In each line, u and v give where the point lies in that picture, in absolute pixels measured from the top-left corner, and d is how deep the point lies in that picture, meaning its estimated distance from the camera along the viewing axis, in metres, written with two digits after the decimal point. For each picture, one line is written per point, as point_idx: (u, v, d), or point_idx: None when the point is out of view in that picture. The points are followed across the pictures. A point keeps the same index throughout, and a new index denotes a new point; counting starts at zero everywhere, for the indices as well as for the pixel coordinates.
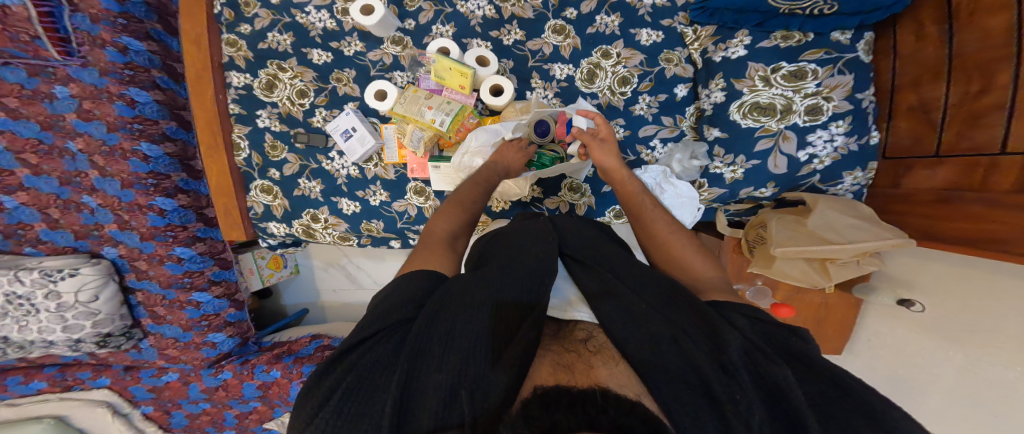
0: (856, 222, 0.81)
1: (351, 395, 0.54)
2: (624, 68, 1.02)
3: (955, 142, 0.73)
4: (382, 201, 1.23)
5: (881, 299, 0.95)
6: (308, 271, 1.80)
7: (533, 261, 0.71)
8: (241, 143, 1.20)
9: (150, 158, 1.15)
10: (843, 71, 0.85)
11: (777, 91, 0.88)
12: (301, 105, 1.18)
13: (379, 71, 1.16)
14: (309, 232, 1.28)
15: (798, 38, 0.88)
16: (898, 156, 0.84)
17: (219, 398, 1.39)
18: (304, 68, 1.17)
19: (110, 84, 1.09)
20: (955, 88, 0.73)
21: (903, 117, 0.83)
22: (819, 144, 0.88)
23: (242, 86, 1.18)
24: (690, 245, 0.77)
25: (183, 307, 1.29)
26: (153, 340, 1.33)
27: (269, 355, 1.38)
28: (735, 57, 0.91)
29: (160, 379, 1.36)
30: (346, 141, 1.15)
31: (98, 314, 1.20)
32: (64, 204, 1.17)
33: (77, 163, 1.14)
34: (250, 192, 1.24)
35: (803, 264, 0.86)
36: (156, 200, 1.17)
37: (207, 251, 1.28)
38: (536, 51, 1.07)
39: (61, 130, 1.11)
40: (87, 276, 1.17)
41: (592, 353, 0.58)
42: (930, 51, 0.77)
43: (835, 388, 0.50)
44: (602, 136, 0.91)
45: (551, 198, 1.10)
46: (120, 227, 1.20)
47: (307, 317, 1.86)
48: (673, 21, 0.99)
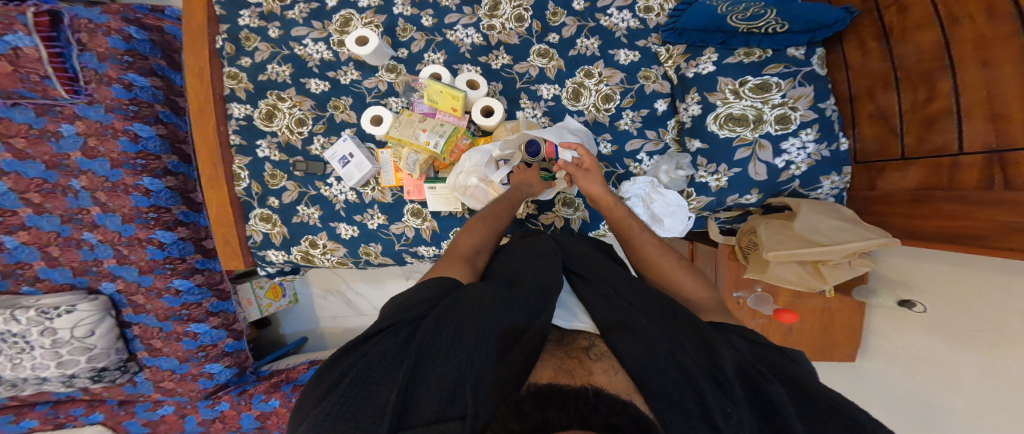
0: (840, 224, 0.82)
1: (361, 381, 0.55)
2: (606, 87, 1.06)
3: (916, 146, 0.77)
4: (380, 224, 1.24)
5: (883, 302, 0.96)
6: (307, 299, 1.80)
7: (544, 272, 0.74)
8: (243, 173, 1.22)
9: (152, 193, 1.17)
10: (803, 83, 0.90)
11: (748, 102, 0.92)
12: (300, 133, 1.22)
13: (375, 98, 1.20)
14: (308, 257, 1.29)
15: (759, 53, 0.93)
16: (869, 160, 0.87)
17: (215, 432, 1.37)
18: (302, 97, 1.20)
19: (116, 121, 1.13)
20: (904, 95, 0.78)
21: (866, 124, 0.87)
22: (793, 150, 0.91)
23: (242, 117, 1.21)
24: (677, 267, 0.80)
25: (180, 339, 1.29)
26: (148, 373, 1.32)
27: (267, 384, 1.39)
28: (705, 72, 0.95)
29: (155, 412, 1.36)
30: (343, 167, 1.18)
31: (93, 350, 1.20)
32: (65, 241, 1.19)
33: (80, 200, 1.17)
34: (250, 220, 1.25)
35: (796, 267, 0.86)
36: (156, 233, 1.19)
37: (206, 282, 1.29)
38: (523, 73, 1.10)
39: (66, 170, 1.15)
40: (84, 312, 1.18)
41: (594, 360, 0.59)
42: (876, 64, 0.83)
43: (828, 404, 0.50)
44: (585, 166, 0.92)
45: (546, 214, 1.11)
46: (119, 261, 1.21)
47: (306, 345, 1.83)
48: (647, 42, 1.04)
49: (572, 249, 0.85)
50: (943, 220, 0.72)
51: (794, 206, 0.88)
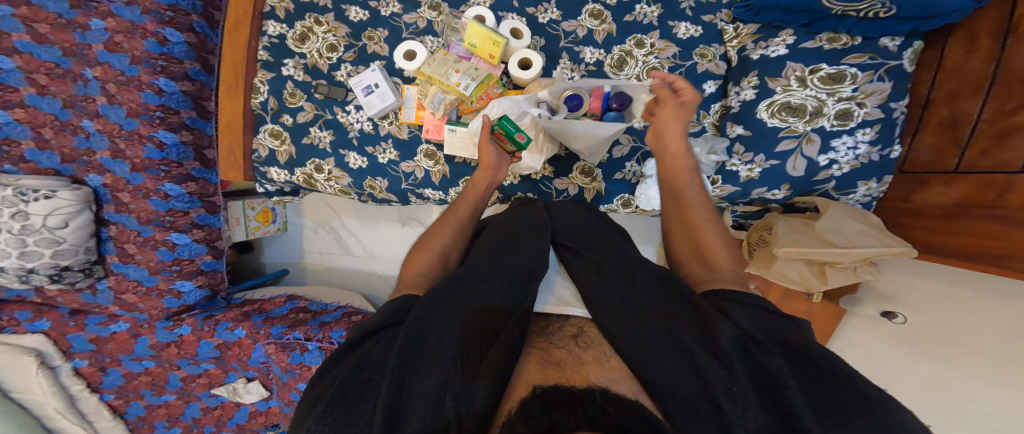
0: (864, 229, 0.83)
1: (344, 398, 0.55)
2: (656, 59, 1.03)
3: (976, 160, 0.74)
4: (390, 160, 1.23)
5: (868, 311, 1.01)
6: (297, 229, 1.79)
7: (522, 260, 0.72)
8: (263, 87, 1.20)
9: (165, 93, 1.13)
10: (882, 78, 0.86)
11: (811, 92, 0.88)
12: (329, 58, 1.19)
13: (411, 34, 1.17)
14: (309, 181, 1.27)
15: (845, 41, 0.87)
16: (916, 171, 0.86)
17: (167, 356, 1.38)
18: (339, 24, 1.18)
19: (149, 23, 1.09)
20: (990, 105, 0.73)
21: (931, 131, 0.83)
22: (842, 150, 0.89)
23: (276, 35, 1.19)
24: (721, 237, 0.75)
25: (157, 248, 1.26)
26: (113, 282, 1.30)
27: (237, 313, 1.38)
28: (775, 56, 0.91)
29: (106, 328, 1.34)
30: (366, 96, 1.15)
31: (62, 244, 1.18)
32: (61, 125, 1.16)
33: (88, 89, 1.14)
34: (258, 134, 1.23)
35: (802, 267, 0.90)
36: (158, 132, 1.16)
37: (197, 192, 1.28)
38: (570, 32, 1.07)
39: (83, 59, 1.12)
40: (63, 200, 1.15)
41: (583, 349, 0.60)
42: (975, 65, 0.77)
43: (825, 369, 0.52)
44: (682, 97, 0.83)
45: (561, 179, 1.11)
46: (113, 155, 1.19)
47: (286, 278, 1.86)
48: (715, 17, 0.99)
49: (564, 224, 0.84)
50: (966, 239, 0.75)
51: (822, 206, 0.88)
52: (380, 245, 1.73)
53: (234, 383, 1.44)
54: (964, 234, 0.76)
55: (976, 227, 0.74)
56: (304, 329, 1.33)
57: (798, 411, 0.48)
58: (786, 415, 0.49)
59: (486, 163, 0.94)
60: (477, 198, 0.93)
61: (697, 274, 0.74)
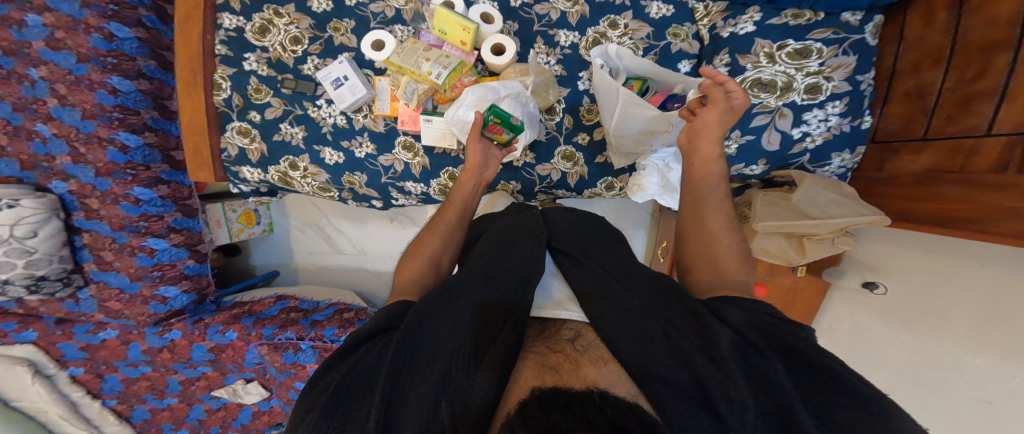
0: (838, 199, 0.86)
1: (336, 404, 0.55)
2: (631, 40, 1.02)
3: (942, 127, 0.76)
4: (368, 154, 1.20)
5: (849, 282, 0.98)
6: (283, 230, 1.74)
7: (518, 265, 0.72)
8: (225, 84, 1.14)
9: (120, 92, 1.08)
10: (847, 52, 0.88)
11: (780, 68, 0.90)
12: (294, 51, 1.14)
13: (380, 24, 1.14)
14: (286, 179, 1.24)
15: (808, 17, 0.89)
16: (886, 140, 0.88)
17: (162, 361, 1.35)
18: (301, 15, 1.13)
19: (90, 17, 1.02)
20: (951, 74, 0.75)
21: (897, 102, 0.85)
22: (813, 122, 0.92)
23: (233, 28, 1.13)
24: (736, 247, 0.75)
25: (134, 254, 1.21)
26: (95, 290, 1.24)
27: (226, 316, 1.34)
28: (743, 33, 0.92)
29: (96, 335, 1.29)
30: (336, 89, 1.11)
31: (33, 253, 1.12)
32: (14, 130, 1.09)
33: (36, 90, 1.07)
34: (226, 132, 1.18)
35: (780, 240, 0.92)
36: (118, 134, 1.10)
37: (170, 195, 1.23)
38: (544, 15, 1.05)
39: (24, 58, 1.04)
40: (27, 209, 1.09)
41: (579, 352, 0.60)
42: (934, 39, 0.78)
43: (823, 372, 0.53)
44: (733, 102, 0.78)
45: (544, 165, 1.10)
46: (74, 159, 1.12)
47: (278, 279, 1.81)
48: None
49: (563, 230, 0.85)
50: (936, 205, 0.76)
51: (798, 178, 0.90)
52: (371, 243, 1.70)
53: (233, 385, 1.43)
54: (933, 200, 0.76)
55: (941, 192, 0.75)
56: (296, 328, 1.32)
57: (798, 415, 0.48)
58: (783, 417, 0.49)
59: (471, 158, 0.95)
60: (467, 197, 0.94)
61: (704, 280, 0.73)
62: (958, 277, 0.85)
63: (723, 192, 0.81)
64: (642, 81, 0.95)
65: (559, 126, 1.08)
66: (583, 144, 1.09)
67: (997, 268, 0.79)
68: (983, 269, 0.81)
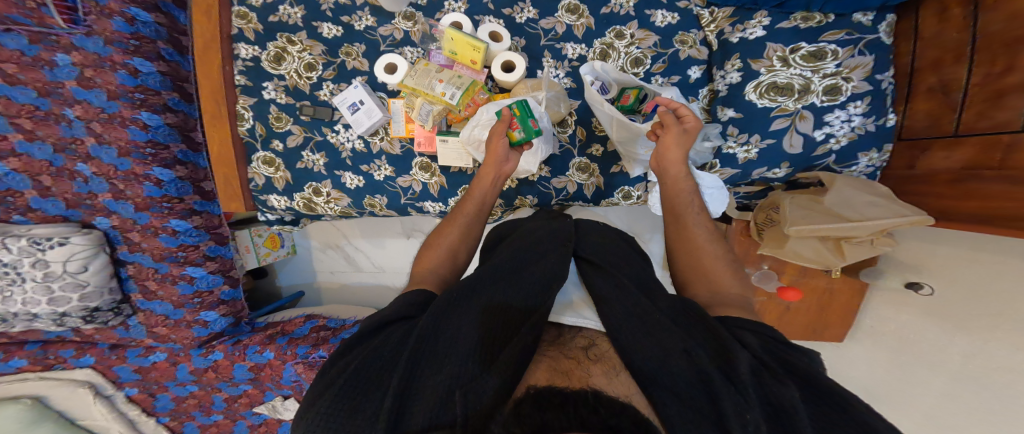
0: (874, 200, 0.82)
1: (355, 386, 0.57)
2: (638, 50, 1.02)
3: (975, 122, 0.73)
4: (387, 176, 1.22)
5: (890, 283, 1.00)
6: (307, 252, 1.80)
7: (545, 268, 0.71)
8: (246, 114, 1.21)
9: (149, 128, 1.12)
10: (863, 52, 0.85)
11: (796, 71, 0.87)
12: (309, 78, 1.18)
13: (390, 46, 1.17)
14: (310, 206, 1.28)
15: (818, 19, 0.86)
16: (913, 138, 0.84)
17: (208, 380, 1.40)
18: (313, 42, 1.17)
19: (114, 54, 1.06)
20: (977, 69, 0.72)
21: (921, 100, 0.82)
22: (836, 124, 0.88)
23: (249, 58, 1.19)
24: (725, 262, 0.74)
25: (176, 282, 1.27)
26: (142, 317, 1.31)
27: (262, 336, 1.38)
28: (753, 38, 0.90)
29: (147, 358, 1.36)
30: (352, 114, 1.14)
31: (86, 286, 1.19)
32: (56, 171, 1.15)
33: (74, 130, 1.12)
34: (252, 163, 1.24)
35: (816, 243, 0.89)
36: (153, 170, 1.15)
37: (204, 225, 1.27)
38: (549, 29, 1.06)
39: (59, 98, 1.09)
40: (78, 246, 1.15)
41: (592, 362, 0.58)
42: (952, 35, 0.76)
43: (839, 410, 0.49)
44: (687, 124, 0.82)
45: (558, 178, 1.10)
46: (115, 196, 1.17)
47: (303, 299, 1.86)
48: (689, 4, 0.98)
49: (591, 236, 0.83)
50: (978, 202, 0.72)
51: (828, 181, 0.87)
52: (392, 263, 1.73)
53: (272, 402, 1.46)
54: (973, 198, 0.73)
55: (983, 188, 0.71)
56: (328, 347, 1.32)
57: None
58: None
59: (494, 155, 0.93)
60: (487, 191, 0.93)
61: (700, 298, 0.71)
62: (1011, 273, 0.80)
63: (700, 207, 0.81)
64: (632, 90, 0.96)
65: (572, 138, 1.08)
66: (596, 154, 1.08)
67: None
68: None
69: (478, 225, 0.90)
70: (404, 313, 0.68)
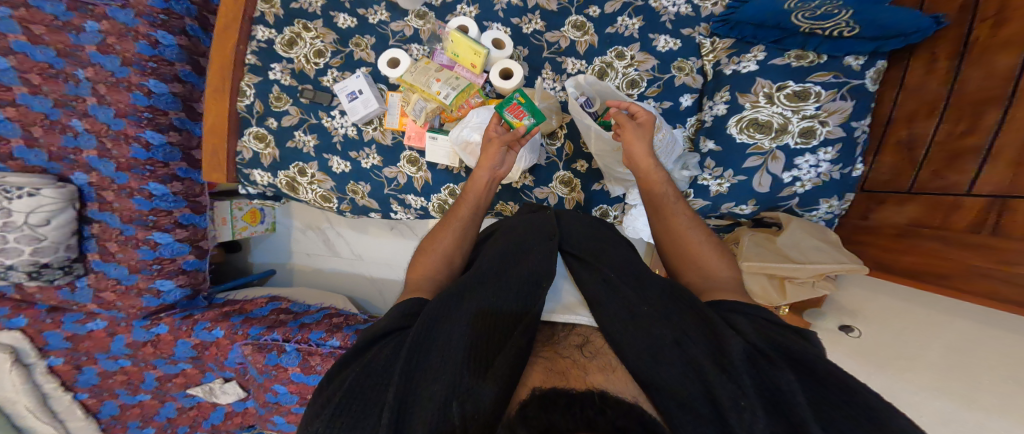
0: (820, 245, 0.86)
1: (350, 400, 0.56)
2: (636, 72, 1.04)
3: (927, 181, 0.76)
4: (374, 165, 1.22)
5: (826, 324, 1.00)
6: (286, 231, 1.78)
7: (533, 270, 0.71)
8: (249, 91, 1.21)
9: (154, 94, 1.16)
10: (845, 97, 0.86)
11: (777, 109, 0.89)
12: (316, 63, 1.20)
13: (398, 42, 1.18)
14: (293, 185, 1.26)
15: (811, 59, 0.88)
16: (874, 190, 0.88)
17: (144, 356, 1.31)
18: (327, 30, 1.19)
19: (140, 25, 1.11)
20: (943, 127, 0.75)
21: (889, 152, 0.85)
22: (804, 167, 0.91)
23: (264, 40, 1.20)
24: (707, 243, 0.76)
25: (138, 247, 1.24)
26: (93, 279, 1.26)
27: (216, 313, 1.31)
28: (746, 71, 0.92)
29: (84, 326, 1.28)
30: (350, 101, 1.15)
31: (42, 241, 1.14)
32: (50, 124, 1.15)
33: (79, 89, 1.14)
34: (243, 137, 1.23)
35: (763, 280, 0.90)
36: (145, 132, 1.17)
37: (183, 192, 1.27)
38: (553, 43, 1.09)
39: (76, 60, 1.12)
40: (46, 199, 1.13)
41: (589, 358, 0.59)
42: (933, 87, 0.77)
43: (839, 391, 0.50)
44: (638, 120, 0.84)
45: (541, 189, 1.11)
46: (99, 154, 1.18)
47: (273, 278, 1.83)
48: (694, 31, 1.00)
49: (573, 227, 0.81)
50: (913, 256, 0.77)
51: (785, 221, 0.91)
52: (369, 251, 1.71)
53: (210, 384, 1.36)
54: (915, 253, 0.77)
55: (916, 245, 0.77)
56: (284, 330, 1.26)
57: (808, 426, 0.47)
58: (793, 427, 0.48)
59: (488, 160, 0.90)
60: (481, 196, 0.91)
61: (694, 283, 0.73)
62: None
63: (675, 195, 0.82)
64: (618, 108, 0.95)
65: (559, 152, 1.10)
66: (581, 170, 1.10)
67: (965, 322, 0.79)
68: (953, 320, 0.80)
69: (474, 226, 0.88)
70: (398, 323, 0.67)
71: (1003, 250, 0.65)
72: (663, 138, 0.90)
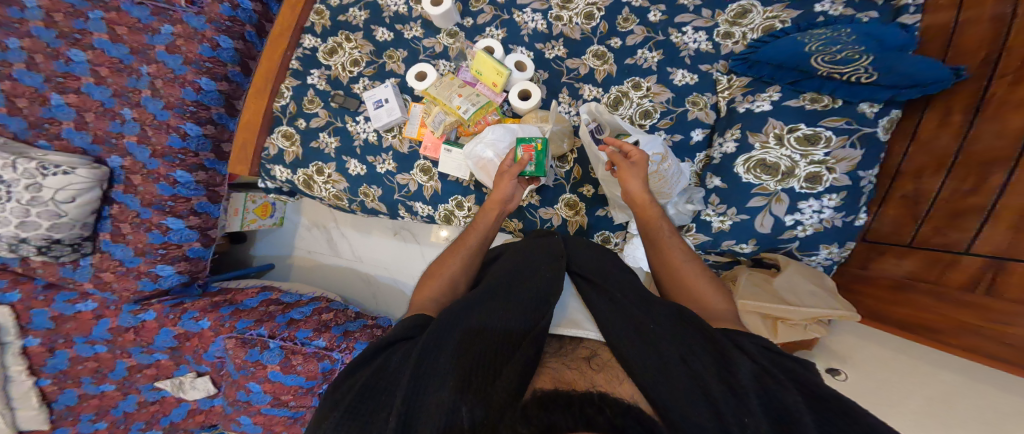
0: (815, 290, 0.84)
1: (357, 406, 0.54)
2: (650, 103, 1.05)
3: (928, 237, 0.76)
4: (388, 171, 1.24)
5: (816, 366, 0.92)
6: (292, 226, 1.81)
7: (541, 284, 0.70)
8: (287, 92, 1.27)
9: (203, 91, 1.24)
10: (856, 145, 0.85)
11: (786, 152, 0.88)
12: (350, 71, 1.25)
13: (427, 57, 1.23)
14: (309, 183, 1.29)
15: (826, 102, 0.87)
16: (875, 241, 0.86)
17: (122, 342, 1.31)
18: (365, 42, 1.25)
19: (208, 30, 1.22)
20: (949, 182, 0.74)
21: (894, 204, 0.84)
22: (807, 212, 0.89)
23: (309, 48, 1.28)
24: (703, 278, 0.74)
25: (150, 230, 1.27)
26: (97, 259, 1.28)
27: (206, 303, 1.32)
28: (759, 110, 0.92)
29: (73, 306, 1.30)
30: (375, 109, 1.19)
31: (62, 217, 1.19)
32: (104, 111, 1.24)
33: (138, 82, 1.23)
34: (273, 134, 1.28)
35: (756, 319, 0.86)
36: (186, 124, 1.23)
37: (205, 181, 1.31)
38: (573, 69, 1.13)
39: (144, 57, 1.22)
40: (79, 178, 1.18)
41: (596, 371, 0.55)
42: (943, 142, 0.76)
43: (840, 413, 0.47)
44: (631, 159, 0.84)
45: (546, 209, 1.12)
46: (139, 140, 1.25)
47: (270, 273, 1.84)
48: (711, 68, 1.02)
49: (582, 254, 0.80)
50: (908, 312, 0.76)
51: (783, 264, 0.90)
52: (370, 253, 1.71)
53: (180, 378, 1.33)
54: (907, 306, 0.77)
55: (914, 300, 0.76)
56: (271, 325, 1.26)
57: None
58: None
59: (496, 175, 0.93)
60: (490, 225, 0.91)
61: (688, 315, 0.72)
62: None
63: (671, 229, 0.82)
64: (626, 136, 0.96)
65: (568, 175, 1.11)
66: (587, 195, 1.10)
67: (950, 374, 0.72)
68: (939, 372, 0.74)
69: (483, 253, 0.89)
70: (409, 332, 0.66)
71: (993, 310, 0.65)
72: (667, 169, 0.90)
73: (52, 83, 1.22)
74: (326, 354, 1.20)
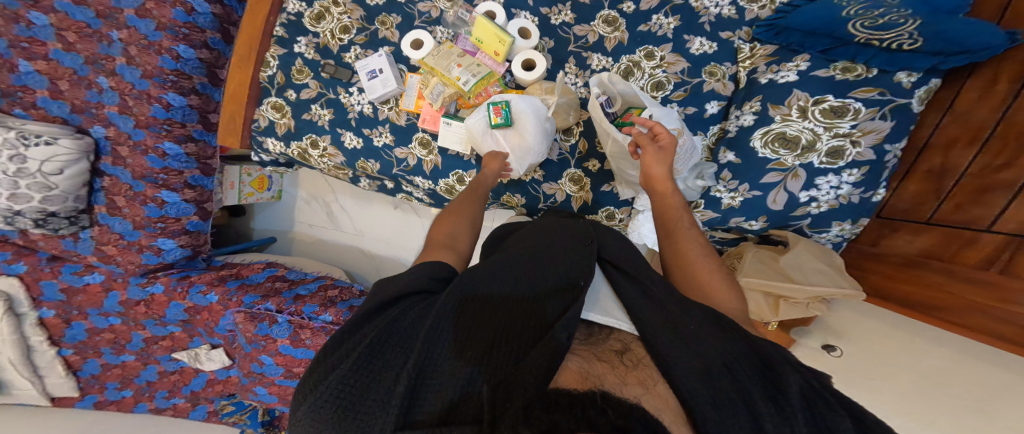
0: (823, 268, 0.86)
1: (366, 362, 0.52)
2: (664, 73, 1.03)
3: (949, 213, 0.76)
4: (386, 144, 1.21)
5: (811, 342, 0.94)
6: (291, 200, 1.79)
7: (567, 266, 0.67)
8: (273, 62, 1.22)
9: (182, 59, 1.18)
10: (885, 116, 0.82)
11: (809, 125, 0.87)
12: (340, 39, 1.20)
13: (424, 23, 1.18)
14: (304, 156, 1.27)
15: (859, 72, 0.83)
16: (891, 217, 0.88)
17: (134, 315, 1.32)
18: (355, 6, 1.19)
19: None
20: (981, 158, 0.73)
21: (917, 178, 0.84)
22: (824, 188, 0.89)
23: (294, 13, 1.22)
24: (717, 275, 0.73)
25: (145, 203, 1.25)
26: (97, 232, 1.28)
27: (212, 276, 1.32)
28: (784, 81, 0.90)
29: (81, 278, 1.29)
30: (369, 80, 1.15)
31: (53, 190, 1.16)
32: (78, 80, 1.20)
33: (111, 49, 1.17)
34: (262, 105, 1.24)
35: (758, 297, 0.88)
36: (167, 94, 1.19)
37: (196, 154, 1.28)
38: (581, 37, 1.09)
39: (113, 22, 1.16)
40: (63, 149, 1.15)
41: (629, 368, 0.52)
42: (982, 114, 0.74)
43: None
44: (661, 142, 0.84)
45: (551, 184, 1.12)
46: (120, 110, 1.21)
47: (272, 246, 1.85)
48: (733, 35, 0.99)
49: (607, 235, 0.78)
50: None
51: (792, 242, 0.91)
52: (370, 225, 1.71)
53: (196, 349, 1.35)
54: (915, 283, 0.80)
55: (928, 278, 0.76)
56: (277, 300, 1.27)
57: None
58: None
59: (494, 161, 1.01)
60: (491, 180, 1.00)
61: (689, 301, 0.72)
62: None
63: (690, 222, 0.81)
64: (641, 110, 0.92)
65: (573, 149, 1.09)
66: (592, 170, 1.09)
67: (947, 351, 0.73)
68: (935, 349, 0.74)
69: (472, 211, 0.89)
70: (424, 287, 0.63)
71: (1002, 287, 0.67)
72: (683, 144, 0.90)
73: (17, 49, 1.17)
74: (333, 329, 1.21)
